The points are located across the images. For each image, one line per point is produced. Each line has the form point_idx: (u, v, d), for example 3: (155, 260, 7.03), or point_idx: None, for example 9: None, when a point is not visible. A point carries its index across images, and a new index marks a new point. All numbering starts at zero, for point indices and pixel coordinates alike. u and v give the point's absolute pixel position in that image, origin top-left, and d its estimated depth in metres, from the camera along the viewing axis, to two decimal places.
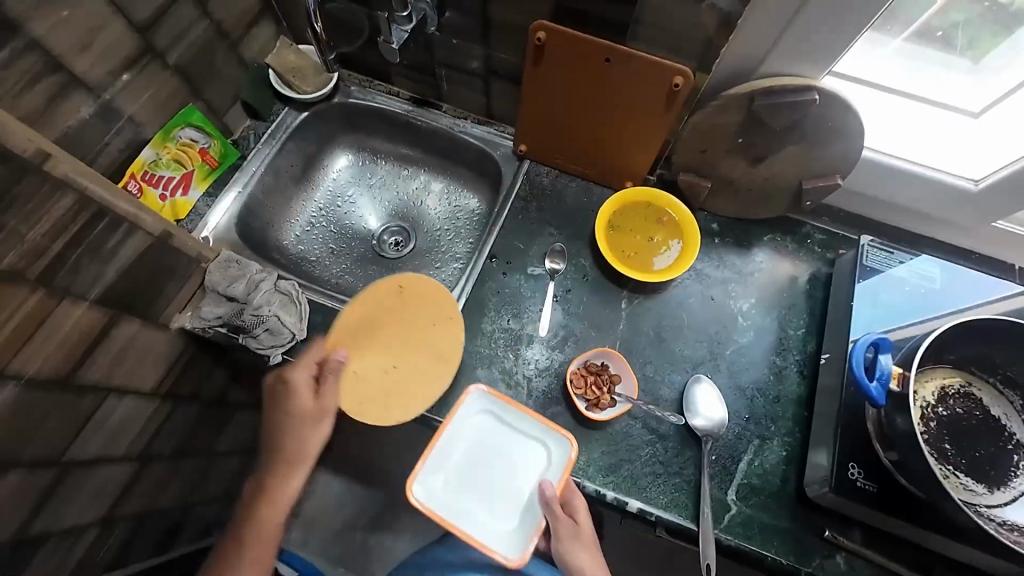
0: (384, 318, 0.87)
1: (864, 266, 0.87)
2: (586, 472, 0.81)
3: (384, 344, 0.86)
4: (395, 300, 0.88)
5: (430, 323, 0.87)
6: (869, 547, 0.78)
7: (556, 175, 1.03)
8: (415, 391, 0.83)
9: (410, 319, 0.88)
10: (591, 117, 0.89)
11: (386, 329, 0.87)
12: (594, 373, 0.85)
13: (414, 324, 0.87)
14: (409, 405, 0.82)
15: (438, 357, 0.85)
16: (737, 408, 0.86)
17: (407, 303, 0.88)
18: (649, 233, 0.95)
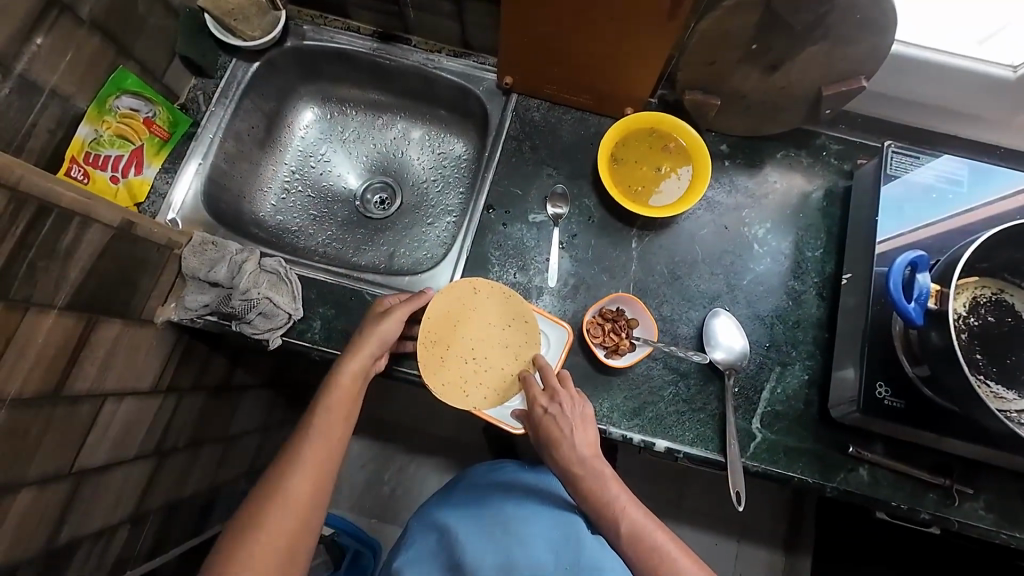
0: (462, 308, 0.79)
1: (889, 175, 0.81)
2: (612, 418, 0.80)
3: (462, 338, 0.78)
4: (476, 297, 0.80)
5: (507, 322, 0.79)
6: (891, 457, 0.79)
7: (546, 109, 0.94)
8: (492, 382, 0.77)
9: (489, 316, 0.80)
10: (584, 38, 0.78)
11: (466, 322, 0.79)
12: (610, 321, 0.81)
13: (492, 320, 0.79)
14: (485, 394, 0.77)
15: (517, 356, 0.79)
16: (756, 337, 0.84)
17: (485, 300, 0.80)
18: (656, 162, 0.87)
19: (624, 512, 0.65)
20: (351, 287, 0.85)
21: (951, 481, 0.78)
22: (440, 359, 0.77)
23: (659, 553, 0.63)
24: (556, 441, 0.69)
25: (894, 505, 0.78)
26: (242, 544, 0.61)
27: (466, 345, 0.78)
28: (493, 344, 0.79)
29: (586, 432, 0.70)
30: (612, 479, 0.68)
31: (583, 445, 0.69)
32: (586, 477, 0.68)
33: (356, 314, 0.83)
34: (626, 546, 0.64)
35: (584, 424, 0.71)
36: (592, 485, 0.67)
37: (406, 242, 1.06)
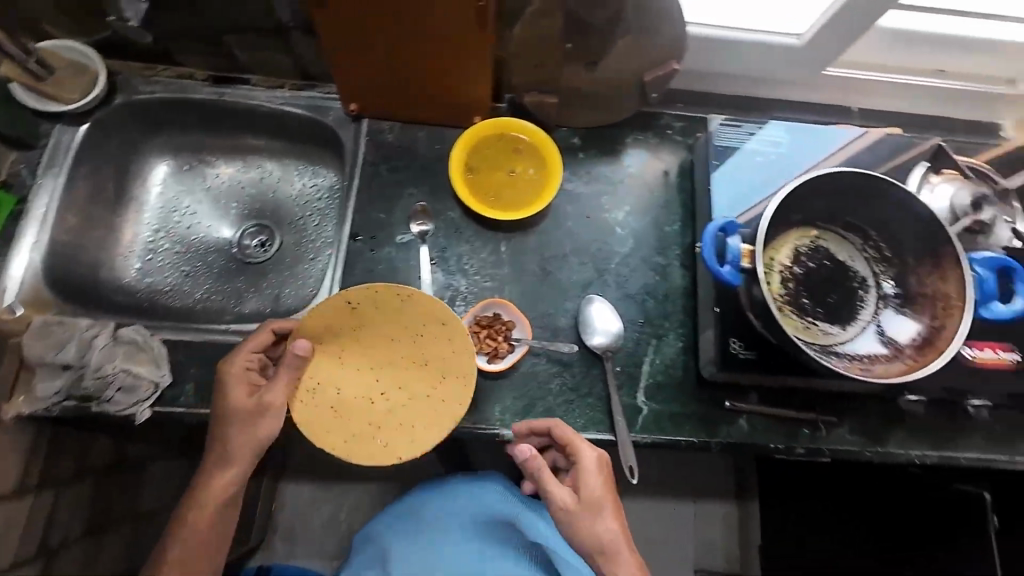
0: (352, 350, 0.72)
1: (718, 147, 0.89)
2: (504, 420, 0.82)
3: (375, 359, 0.72)
4: (422, 317, 0.70)
5: (429, 356, 0.72)
6: (764, 403, 0.86)
7: (399, 129, 0.94)
8: (390, 418, 0.72)
9: (410, 343, 0.72)
10: (407, 56, 0.79)
11: (386, 344, 0.72)
12: (487, 327, 0.82)
13: (411, 350, 0.72)
14: (385, 442, 0.71)
15: (425, 398, 0.72)
16: (631, 316, 0.88)
17: (425, 325, 0.71)
18: (510, 165, 0.89)
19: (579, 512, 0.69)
20: (221, 341, 0.82)
21: (816, 413, 0.85)
22: (336, 414, 0.71)
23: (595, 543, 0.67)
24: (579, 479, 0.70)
25: (773, 447, 0.84)
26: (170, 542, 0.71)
27: (376, 373, 0.72)
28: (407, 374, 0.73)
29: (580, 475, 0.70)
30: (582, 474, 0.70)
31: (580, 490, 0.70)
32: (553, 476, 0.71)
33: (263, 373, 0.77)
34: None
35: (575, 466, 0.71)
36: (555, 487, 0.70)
37: (291, 281, 1.04)
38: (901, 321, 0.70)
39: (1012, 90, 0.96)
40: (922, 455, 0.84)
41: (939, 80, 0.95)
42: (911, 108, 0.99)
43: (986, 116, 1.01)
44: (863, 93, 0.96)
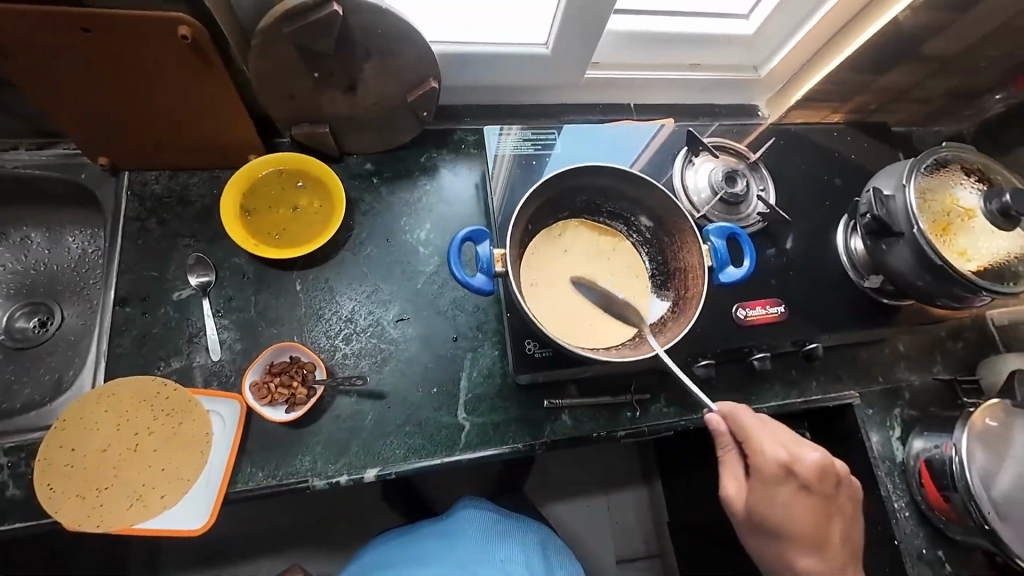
0: (103, 418, 0.72)
1: (519, 158, 0.93)
2: (314, 469, 0.77)
3: (564, 316, 0.74)
4: (593, 243, 0.80)
5: (575, 257, 0.78)
6: (583, 394, 0.88)
7: (168, 177, 0.87)
8: (616, 309, 0.76)
9: (586, 269, 0.78)
10: (135, 103, 0.73)
11: (552, 315, 0.74)
12: (279, 374, 0.77)
13: (591, 274, 0.78)
14: (628, 264, 0.80)
15: (171, 465, 0.72)
16: (444, 333, 0.87)
17: (601, 243, 0.80)
18: (292, 201, 0.86)
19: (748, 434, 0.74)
20: None
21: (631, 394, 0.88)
22: (71, 485, 0.68)
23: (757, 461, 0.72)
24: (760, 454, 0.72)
25: (596, 436, 0.86)
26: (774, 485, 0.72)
27: (592, 277, 0.78)
28: (585, 289, 0.77)
29: (846, 533, 0.76)
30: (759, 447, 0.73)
31: (850, 536, 0.76)
32: (766, 470, 0.72)
33: (172, 392, 0.75)
34: (840, 535, 0.74)
35: (855, 499, 0.77)
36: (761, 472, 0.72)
37: (78, 360, 0.91)
38: (655, 306, 0.76)
39: (757, 75, 1.08)
40: None
41: (693, 74, 1.05)
42: (679, 100, 1.09)
43: (744, 99, 1.13)
44: (629, 91, 1.04)
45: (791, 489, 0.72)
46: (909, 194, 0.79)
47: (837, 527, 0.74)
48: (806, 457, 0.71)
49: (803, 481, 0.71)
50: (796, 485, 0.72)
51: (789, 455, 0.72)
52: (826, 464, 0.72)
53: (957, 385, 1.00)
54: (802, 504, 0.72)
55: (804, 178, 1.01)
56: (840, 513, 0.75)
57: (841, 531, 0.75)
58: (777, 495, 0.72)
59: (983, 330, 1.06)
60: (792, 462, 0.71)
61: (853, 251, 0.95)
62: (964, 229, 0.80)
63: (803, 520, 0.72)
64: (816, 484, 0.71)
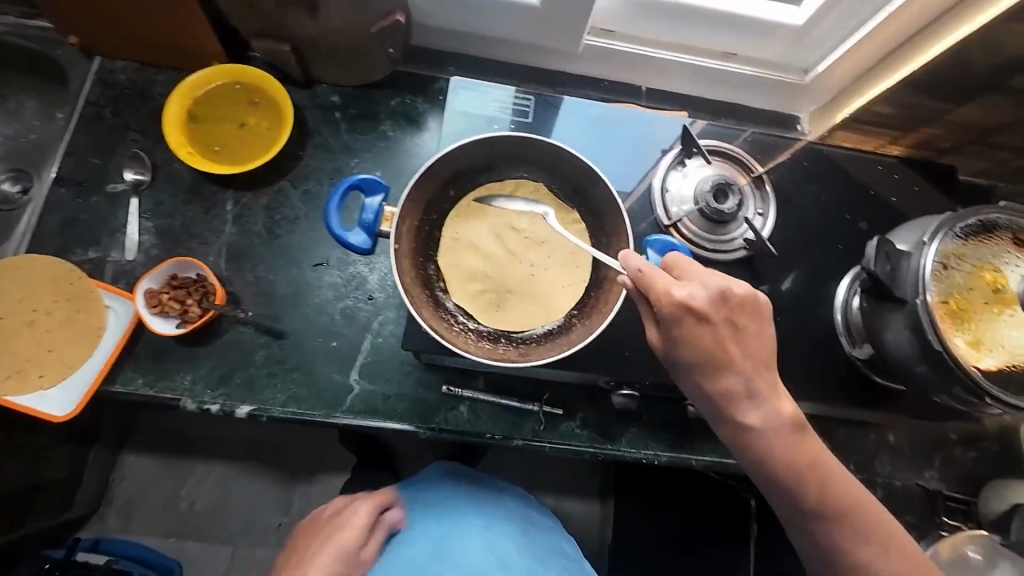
0: (11, 289, 0.74)
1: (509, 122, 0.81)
2: (193, 389, 0.75)
3: (467, 287, 0.66)
4: (539, 213, 0.69)
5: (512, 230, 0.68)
6: (489, 390, 0.80)
7: (135, 70, 0.86)
8: (537, 297, 0.66)
9: (521, 240, 0.68)
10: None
11: (460, 279, 0.66)
12: (177, 287, 0.75)
13: (524, 247, 0.68)
14: (573, 247, 0.67)
15: (58, 350, 0.73)
16: (362, 289, 0.82)
17: (550, 216, 0.68)
18: (240, 118, 0.82)
19: (665, 298, 0.54)
20: None
21: (540, 405, 0.79)
22: None
23: (716, 324, 0.54)
24: (677, 326, 0.54)
25: (489, 437, 0.78)
26: (716, 357, 0.54)
27: (524, 250, 0.68)
28: (511, 260, 0.68)
29: (764, 350, 0.57)
30: (712, 296, 0.54)
31: (759, 348, 0.56)
32: (690, 339, 0.54)
33: (77, 280, 0.75)
34: (750, 362, 0.55)
35: (760, 321, 0.57)
36: (719, 336, 0.54)
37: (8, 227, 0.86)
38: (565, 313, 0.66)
39: (801, 79, 0.91)
40: (651, 456, 0.79)
41: (725, 64, 0.90)
42: (703, 92, 0.94)
43: (783, 107, 0.96)
44: (641, 70, 0.91)
45: (693, 324, 0.54)
46: (927, 255, 0.62)
47: (744, 347, 0.55)
48: (695, 288, 0.54)
49: (698, 311, 0.54)
50: (696, 321, 0.54)
51: (684, 291, 0.54)
52: (721, 288, 0.55)
53: (939, 500, 0.81)
54: (703, 334, 0.54)
55: (822, 213, 0.84)
56: (749, 337, 0.56)
57: (743, 351, 0.55)
58: (681, 333, 0.54)
59: (1009, 445, 0.85)
60: (688, 298, 0.54)
61: (851, 310, 0.78)
62: (990, 315, 0.63)
63: (707, 351, 0.54)
64: (715, 313, 0.54)
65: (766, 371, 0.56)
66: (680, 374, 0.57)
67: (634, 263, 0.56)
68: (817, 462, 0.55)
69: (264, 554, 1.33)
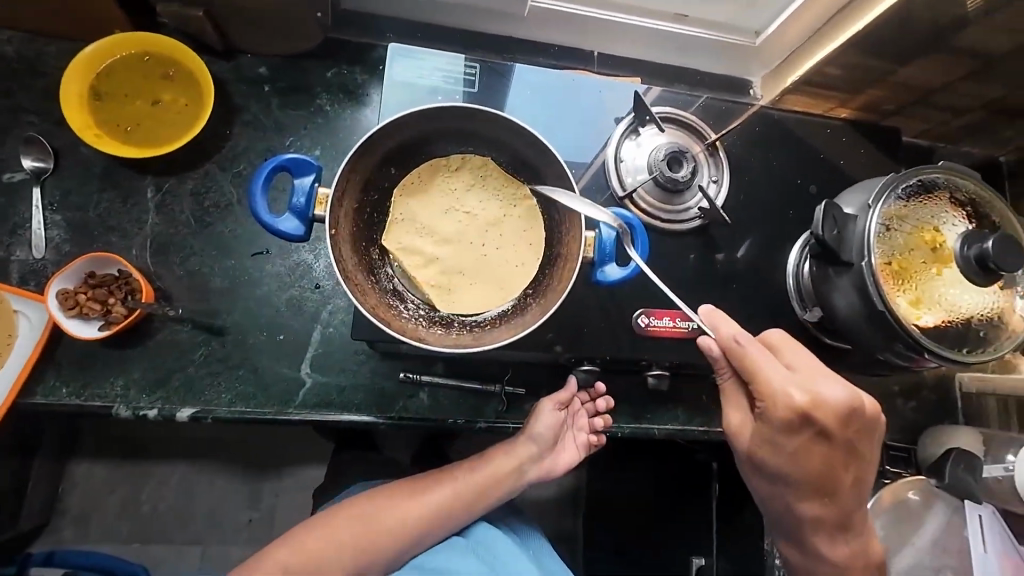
0: None
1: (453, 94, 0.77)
2: (126, 395, 0.70)
3: (413, 269, 0.63)
4: (489, 188, 0.65)
5: (461, 208, 0.65)
6: (449, 375, 0.78)
7: (22, 41, 0.75)
8: (491, 277, 0.64)
9: (470, 217, 0.65)
10: None
11: (405, 261, 0.63)
12: (94, 286, 0.68)
13: (473, 225, 0.65)
14: (525, 226, 0.64)
15: None
16: (307, 278, 0.77)
17: (500, 191, 0.65)
18: (152, 94, 0.74)
19: (782, 417, 0.58)
20: None
21: (502, 386, 0.78)
22: None
23: (824, 466, 0.61)
24: (778, 435, 0.60)
25: (452, 422, 0.76)
26: (802, 464, 0.61)
27: (474, 229, 0.65)
28: (460, 240, 0.65)
29: (859, 474, 0.64)
30: (834, 424, 0.58)
31: (862, 484, 0.64)
32: (787, 443, 0.60)
33: None
34: (847, 474, 0.62)
35: (875, 440, 0.63)
36: (824, 469, 0.61)
37: None
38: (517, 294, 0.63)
39: (752, 42, 0.90)
40: (615, 429, 0.79)
41: (679, 26, 0.87)
42: (656, 56, 0.92)
43: (736, 71, 0.94)
44: (592, 34, 0.87)
45: (800, 436, 0.60)
46: (871, 218, 0.63)
47: (850, 469, 0.62)
48: (831, 400, 0.58)
49: (822, 431, 0.59)
50: (808, 438, 0.59)
51: (805, 399, 0.58)
52: (855, 403, 0.59)
53: (884, 451, 0.84)
54: (816, 451, 0.60)
55: (774, 179, 0.84)
56: (859, 459, 0.62)
57: (850, 474, 0.63)
58: (789, 442, 0.60)
59: (945, 393, 0.91)
60: (811, 405, 0.58)
61: (801, 275, 0.79)
62: (927, 274, 0.65)
63: (810, 464, 0.61)
64: (839, 433, 0.59)
65: (852, 447, 0.61)
66: (748, 420, 0.63)
67: (738, 337, 0.60)
68: (851, 516, 0.65)
69: (235, 552, 1.29)
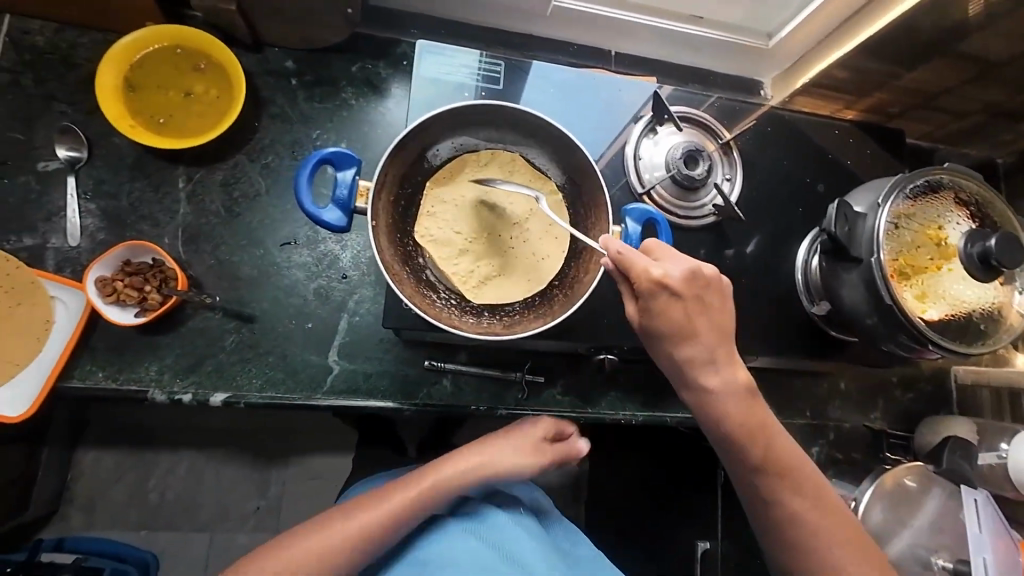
0: None
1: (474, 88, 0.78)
2: (159, 380, 0.72)
3: (443, 258, 0.65)
4: (513, 181, 0.67)
5: (490, 200, 0.67)
6: (470, 363, 0.81)
7: (53, 31, 0.76)
8: (516, 268, 0.66)
9: (495, 210, 0.67)
10: None
11: (435, 251, 0.65)
12: (131, 274, 0.70)
13: (498, 217, 0.67)
14: (550, 221, 0.68)
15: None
16: (334, 268, 0.79)
17: (523, 183, 0.68)
18: (184, 86, 0.75)
19: (637, 277, 0.58)
20: None
21: (522, 374, 0.81)
22: None
23: (694, 337, 0.60)
24: (650, 305, 0.58)
25: (473, 409, 0.79)
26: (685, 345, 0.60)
27: (499, 221, 0.67)
28: (486, 231, 0.67)
29: (722, 325, 0.62)
30: (683, 283, 0.58)
31: (724, 325, 0.62)
32: (656, 310, 0.59)
33: (14, 271, 0.69)
34: (707, 326, 0.60)
35: (723, 295, 0.62)
36: (690, 337, 0.60)
37: None
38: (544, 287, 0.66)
39: (766, 44, 0.91)
40: (630, 416, 0.83)
41: (693, 28, 0.89)
42: (671, 57, 0.94)
43: (748, 72, 0.97)
44: (611, 34, 0.89)
45: (665, 299, 0.58)
46: (881, 215, 0.67)
47: (706, 319, 0.60)
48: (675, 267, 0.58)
49: (673, 289, 0.58)
50: (668, 297, 0.58)
51: (661, 271, 0.57)
52: (696, 269, 0.59)
53: (883, 438, 0.90)
54: (675, 316, 0.59)
55: (785, 178, 0.87)
56: (716, 312, 0.61)
57: (711, 328, 0.61)
58: (658, 312, 0.59)
59: (941, 384, 0.95)
60: (665, 279, 0.57)
61: (810, 270, 0.83)
62: (934, 269, 0.68)
63: (681, 333, 0.59)
64: (687, 292, 0.58)
65: (725, 339, 0.61)
66: (640, 313, 0.61)
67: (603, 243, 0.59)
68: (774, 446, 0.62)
69: (248, 537, 1.32)
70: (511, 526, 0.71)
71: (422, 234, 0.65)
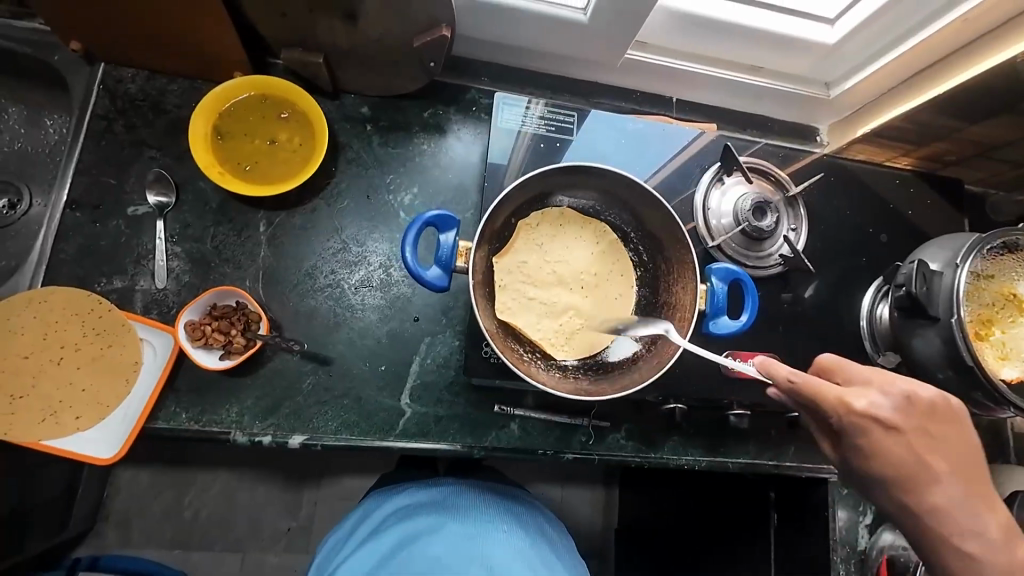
0: (35, 324, 0.69)
1: (532, 137, 0.81)
2: (239, 422, 0.73)
3: (523, 315, 0.68)
4: (582, 237, 0.72)
5: (549, 259, 0.71)
6: (537, 408, 0.81)
7: (145, 79, 0.79)
8: (597, 314, 0.70)
9: (564, 265, 0.71)
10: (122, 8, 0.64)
11: (515, 309, 0.67)
12: (218, 319, 0.72)
13: (567, 271, 0.71)
14: (618, 265, 0.72)
15: (91, 388, 0.69)
16: (406, 310, 0.81)
17: (590, 234, 0.72)
18: (268, 133, 0.78)
19: (841, 411, 0.57)
20: None
21: (588, 419, 0.82)
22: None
23: (917, 472, 0.58)
24: (866, 440, 0.57)
25: (542, 454, 0.80)
26: (913, 479, 0.58)
27: (568, 275, 0.71)
28: (556, 285, 0.71)
29: (959, 457, 0.59)
30: (893, 418, 0.57)
31: (958, 456, 0.59)
32: (868, 443, 0.57)
33: (106, 314, 0.70)
34: (945, 463, 0.58)
35: (959, 419, 0.60)
36: (915, 472, 0.58)
37: (28, 252, 0.84)
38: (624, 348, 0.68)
39: (826, 94, 0.93)
40: (692, 461, 0.83)
41: (753, 78, 0.90)
42: (729, 104, 0.96)
43: (804, 118, 0.99)
44: (673, 83, 0.91)
45: (882, 433, 0.57)
46: (960, 276, 0.67)
47: (938, 452, 0.58)
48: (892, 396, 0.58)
49: (887, 422, 0.57)
50: (884, 430, 0.57)
51: (865, 403, 0.57)
52: (913, 394, 0.58)
53: None
54: (897, 451, 0.57)
55: (846, 226, 0.88)
56: (946, 442, 0.59)
57: (946, 460, 0.58)
58: (879, 448, 0.57)
59: (999, 433, 0.95)
60: (869, 412, 0.57)
61: (877, 319, 0.83)
62: (1013, 331, 0.70)
63: (899, 463, 0.58)
64: (905, 423, 0.58)
65: (962, 468, 0.59)
66: (853, 452, 0.59)
67: (775, 370, 0.58)
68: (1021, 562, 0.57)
69: (287, 562, 1.32)
70: (506, 553, 0.75)
71: (502, 307, 0.66)
